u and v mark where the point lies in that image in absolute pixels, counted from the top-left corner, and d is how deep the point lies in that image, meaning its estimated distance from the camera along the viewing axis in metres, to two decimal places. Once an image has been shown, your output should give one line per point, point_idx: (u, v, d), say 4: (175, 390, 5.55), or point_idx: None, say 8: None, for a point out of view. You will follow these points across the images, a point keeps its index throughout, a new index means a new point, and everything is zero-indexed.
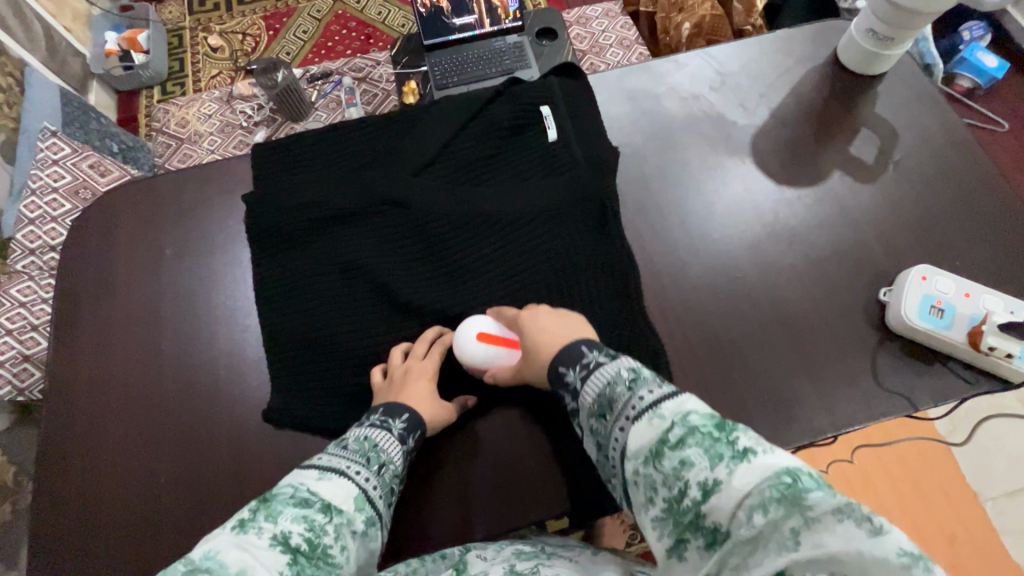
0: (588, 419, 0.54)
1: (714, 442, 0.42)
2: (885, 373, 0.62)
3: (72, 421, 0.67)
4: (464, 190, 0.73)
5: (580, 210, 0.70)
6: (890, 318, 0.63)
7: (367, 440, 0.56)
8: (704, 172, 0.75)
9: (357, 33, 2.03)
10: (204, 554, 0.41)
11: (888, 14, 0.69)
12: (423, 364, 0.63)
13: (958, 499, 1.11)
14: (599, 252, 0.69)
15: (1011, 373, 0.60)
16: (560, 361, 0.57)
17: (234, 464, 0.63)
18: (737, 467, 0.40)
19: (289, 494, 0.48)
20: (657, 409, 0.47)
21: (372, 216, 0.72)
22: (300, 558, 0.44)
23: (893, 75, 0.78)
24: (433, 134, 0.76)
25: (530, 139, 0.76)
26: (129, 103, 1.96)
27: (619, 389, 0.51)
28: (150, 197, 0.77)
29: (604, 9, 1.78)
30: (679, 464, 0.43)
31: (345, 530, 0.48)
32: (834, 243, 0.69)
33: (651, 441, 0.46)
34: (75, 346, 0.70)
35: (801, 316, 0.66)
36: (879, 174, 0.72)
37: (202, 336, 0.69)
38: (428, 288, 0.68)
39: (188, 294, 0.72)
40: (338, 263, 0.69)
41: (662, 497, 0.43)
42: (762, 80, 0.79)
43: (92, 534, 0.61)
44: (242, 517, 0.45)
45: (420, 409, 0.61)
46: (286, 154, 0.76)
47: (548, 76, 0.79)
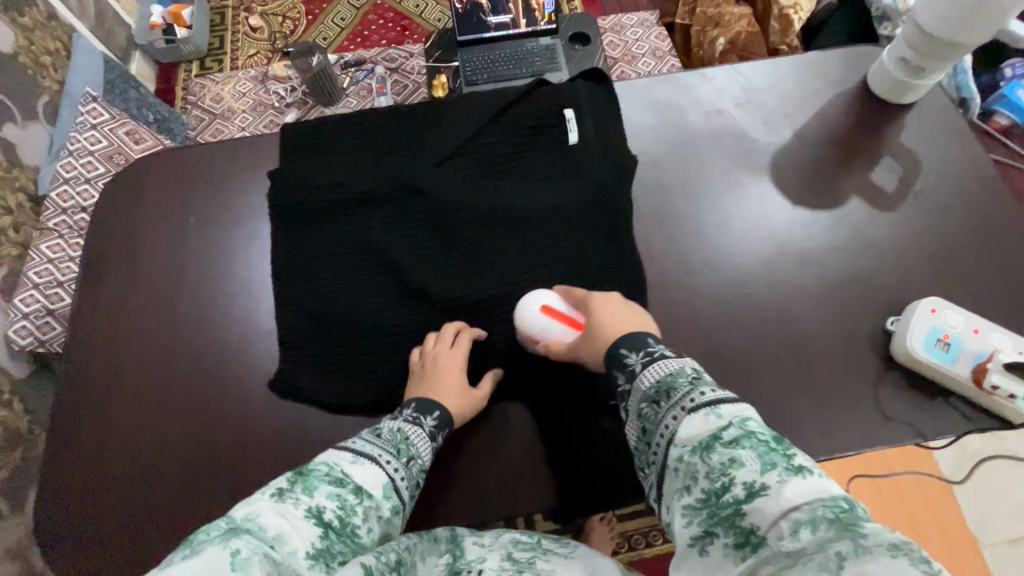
0: (639, 404, 0.53)
1: (770, 451, 0.41)
2: (884, 402, 0.62)
3: (87, 373, 0.69)
4: (485, 183, 0.74)
5: (594, 213, 0.71)
6: (894, 348, 0.63)
7: (399, 432, 0.57)
8: (721, 187, 0.75)
9: (393, 24, 2.06)
10: (245, 515, 0.42)
11: (921, 44, 0.68)
12: (452, 353, 0.64)
13: (955, 536, 1.09)
14: (609, 257, 0.69)
15: (1012, 414, 0.59)
16: (624, 343, 0.58)
17: (236, 430, 0.65)
18: (790, 478, 0.39)
19: (324, 472, 0.49)
20: (716, 407, 0.46)
21: (392, 203, 0.73)
22: (330, 533, 0.45)
23: (922, 104, 0.77)
24: (458, 128, 0.78)
25: (551, 140, 0.76)
26: (167, 75, 2.01)
27: (680, 380, 0.51)
28: (179, 166, 0.79)
29: (639, 18, 1.79)
30: (728, 461, 0.42)
31: (373, 513, 0.49)
32: (846, 269, 0.69)
33: (703, 433, 0.45)
34: (96, 303, 0.73)
35: (805, 338, 0.66)
36: (899, 203, 0.72)
37: (217, 304, 0.71)
38: (439, 278, 0.70)
39: (208, 261, 0.74)
40: (356, 246, 0.71)
41: (701, 488, 0.42)
42: (790, 100, 0.79)
43: (97, 482, 0.64)
44: (280, 486, 0.46)
45: (450, 406, 0.62)
46: (314, 136, 0.78)
47: (575, 79, 0.80)
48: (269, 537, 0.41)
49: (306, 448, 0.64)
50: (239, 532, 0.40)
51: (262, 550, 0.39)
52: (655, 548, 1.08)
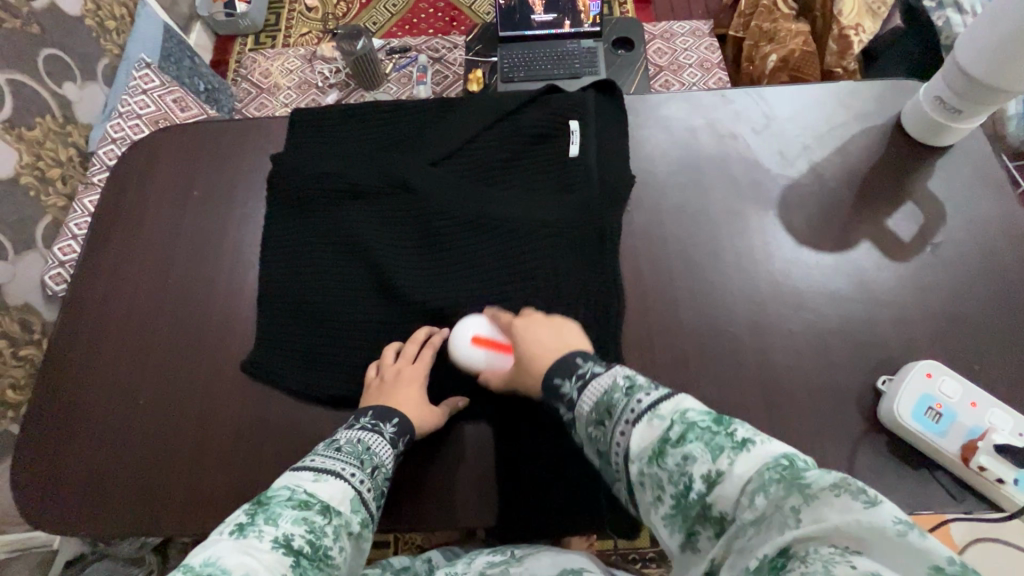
0: (586, 427, 0.51)
1: (714, 436, 0.41)
2: (862, 466, 0.58)
3: (82, 328, 0.73)
4: (476, 188, 0.73)
5: (580, 231, 0.69)
6: (881, 410, 0.59)
7: (360, 443, 0.57)
8: (723, 216, 0.71)
9: (442, 14, 2.08)
10: (205, 560, 0.41)
11: (960, 86, 0.63)
12: (414, 368, 0.64)
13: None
14: (591, 276, 0.68)
15: (999, 498, 0.55)
16: (555, 372, 0.56)
17: (206, 402, 0.67)
18: (740, 453, 0.39)
19: (286, 497, 0.48)
20: (656, 410, 0.45)
21: (380, 199, 0.74)
22: (303, 560, 0.44)
23: (958, 149, 0.71)
24: (457, 129, 0.77)
25: (550, 150, 0.75)
26: (224, 47, 2.10)
27: (616, 395, 0.49)
28: (192, 140, 0.82)
29: (692, 27, 1.74)
30: (682, 461, 0.41)
31: (343, 531, 0.49)
32: (843, 319, 0.65)
33: (652, 441, 0.43)
34: (99, 263, 0.76)
35: (785, 386, 0.62)
36: (914, 254, 0.67)
37: (205, 278, 0.74)
38: (417, 280, 0.70)
39: (205, 234, 0.76)
40: (340, 238, 0.72)
41: (669, 494, 0.41)
42: (810, 132, 0.74)
43: (76, 434, 0.68)
44: (239, 521, 0.45)
45: (411, 415, 0.61)
46: (319, 123, 0.80)
47: (587, 89, 0.78)
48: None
49: (267, 430, 0.65)
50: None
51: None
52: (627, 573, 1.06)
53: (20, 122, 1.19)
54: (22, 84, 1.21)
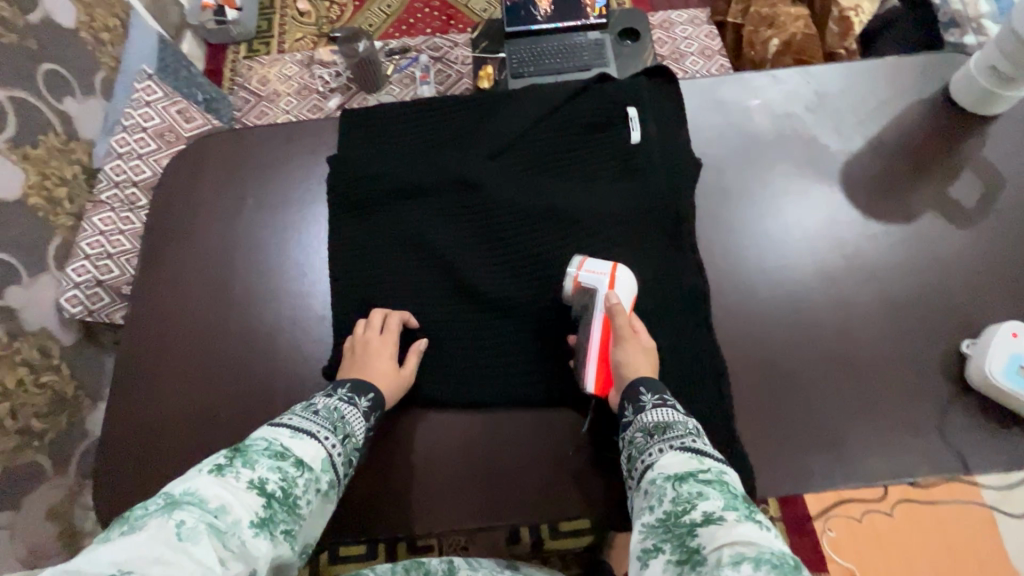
0: (633, 433, 0.55)
1: (738, 504, 0.44)
2: (953, 428, 0.60)
3: (144, 346, 0.71)
4: (540, 182, 0.73)
5: (654, 219, 0.69)
6: (970, 372, 0.60)
7: (336, 411, 0.57)
8: (787, 195, 0.72)
9: (438, 13, 2.06)
10: (184, 489, 0.42)
11: (1016, 53, 0.65)
12: (382, 341, 0.64)
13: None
14: (670, 261, 0.68)
15: None
16: (644, 382, 0.58)
17: (287, 412, 0.65)
18: (747, 520, 0.42)
19: (264, 446, 0.49)
20: (701, 457, 0.49)
21: (442, 198, 0.73)
22: (273, 504, 0.45)
23: (1008, 117, 0.73)
24: (512, 122, 0.76)
25: (611, 139, 0.75)
26: (216, 56, 2.05)
27: (677, 425, 0.54)
28: (238, 146, 0.79)
29: (689, 16, 1.75)
30: (695, 496, 0.45)
31: (312, 486, 0.49)
32: (919, 287, 0.66)
33: (681, 470, 0.48)
34: (155, 276, 0.74)
35: (871, 358, 0.63)
36: (978, 220, 0.68)
37: (268, 287, 0.72)
38: (493, 279, 0.69)
39: (264, 244, 0.74)
40: (408, 241, 0.71)
41: (665, 509, 0.45)
42: (864, 108, 0.76)
43: (153, 458, 0.65)
44: (218, 462, 0.46)
45: (382, 390, 0.62)
46: (369, 123, 0.78)
47: (638, 75, 0.78)
48: (211, 508, 0.41)
49: None
50: (181, 505, 0.41)
51: (206, 521, 0.40)
52: None
53: (25, 141, 1.15)
54: (24, 101, 1.16)
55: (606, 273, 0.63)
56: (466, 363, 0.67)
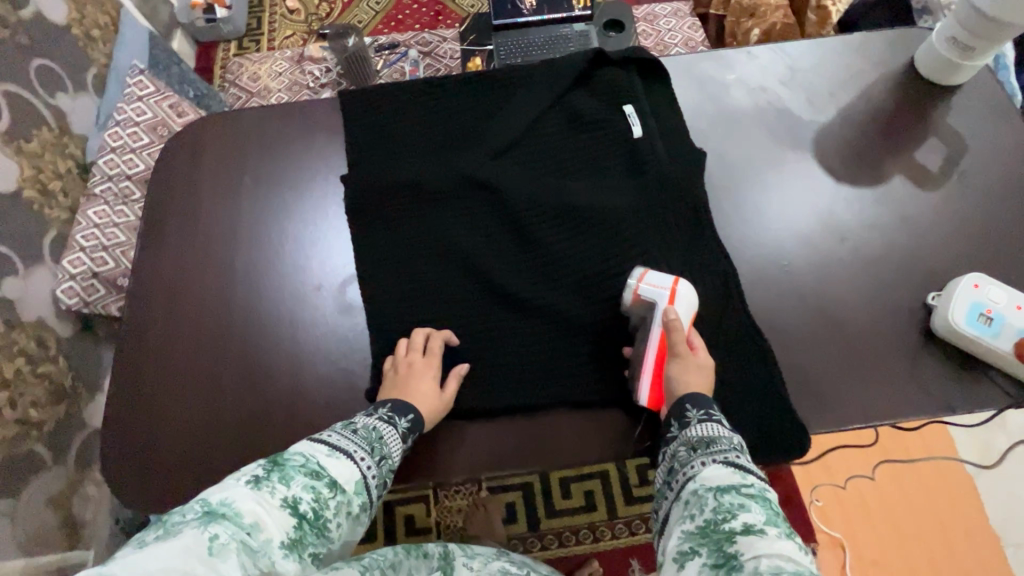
0: (676, 445, 0.58)
1: (777, 520, 0.48)
2: (921, 374, 0.63)
3: (147, 323, 0.71)
4: (554, 180, 0.75)
5: (666, 209, 0.72)
6: (936, 322, 0.64)
7: (374, 431, 0.59)
8: (764, 164, 0.76)
9: (427, 9, 2.09)
10: (221, 500, 0.46)
11: (974, 24, 0.69)
12: (428, 363, 0.65)
13: (970, 522, 1.21)
14: (669, 241, 0.71)
15: None
16: (690, 399, 0.60)
17: (290, 379, 0.67)
18: (786, 538, 0.46)
19: (300, 463, 0.52)
20: (744, 472, 0.53)
21: (462, 201, 0.74)
22: (304, 525, 0.48)
23: (969, 86, 0.77)
24: (516, 120, 0.78)
25: (612, 132, 0.77)
26: (206, 53, 2.06)
27: (723, 439, 0.56)
28: (236, 127, 0.81)
29: (673, 8, 1.80)
30: (738, 507, 0.49)
31: (343, 509, 0.52)
32: (888, 246, 0.70)
33: (724, 482, 0.52)
34: (156, 254, 0.75)
35: (843, 312, 0.67)
36: (943, 182, 0.72)
37: (278, 270, 0.73)
38: (519, 277, 0.70)
39: (274, 238, 0.75)
40: (432, 243, 0.72)
41: (706, 518, 0.50)
42: (833, 79, 0.80)
43: (172, 452, 0.65)
44: (257, 474, 0.49)
45: (426, 413, 0.63)
46: (373, 120, 0.80)
47: (630, 71, 0.82)
48: (246, 524, 0.44)
49: (354, 394, 0.67)
50: (217, 517, 0.44)
51: (239, 538, 0.43)
52: None
53: (19, 135, 1.16)
54: (17, 96, 1.18)
55: (666, 288, 0.64)
56: (460, 326, 0.69)
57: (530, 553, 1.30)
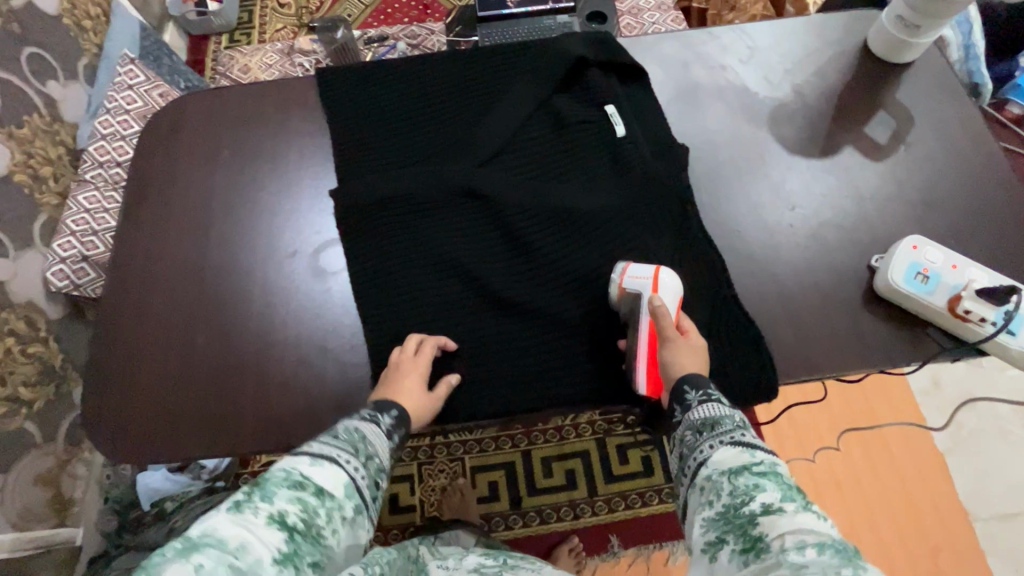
0: (682, 430, 0.58)
1: (793, 492, 0.47)
2: (864, 332, 0.67)
3: (127, 291, 0.74)
4: (542, 182, 0.76)
5: (652, 207, 0.73)
6: (878, 283, 0.67)
7: (356, 431, 0.57)
8: (721, 138, 0.79)
9: (416, 3, 2.13)
10: (201, 531, 0.44)
11: (916, 2, 0.72)
12: (415, 362, 0.65)
13: (933, 486, 1.26)
14: (648, 234, 0.72)
15: (974, 336, 0.64)
16: (687, 380, 0.60)
17: (263, 341, 0.70)
18: (806, 511, 0.45)
19: (282, 477, 0.49)
20: (753, 448, 0.52)
21: (457, 210, 0.75)
22: (295, 537, 0.46)
23: (918, 63, 0.80)
24: (504, 122, 0.78)
25: (598, 136, 0.77)
26: (198, 46, 2.09)
27: (726, 420, 0.56)
28: (215, 103, 0.84)
29: (656, 2, 1.83)
30: (754, 487, 0.48)
31: (336, 515, 0.50)
32: (836, 214, 0.73)
33: (736, 463, 0.51)
34: (136, 223, 0.77)
35: (792, 275, 0.70)
36: (890, 153, 0.76)
37: (258, 249, 0.75)
38: (516, 283, 0.71)
39: (256, 225, 0.76)
40: (430, 253, 0.72)
41: (724, 503, 0.49)
42: (790, 59, 0.83)
43: (155, 445, 0.67)
44: (236, 497, 0.47)
45: (409, 406, 0.63)
46: (359, 124, 0.80)
47: (611, 75, 0.82)
48: (231, 548, 0.43)
49: (326, 354, 0.70)
50: (199, 547, 0.42)
51: (224, 562, 0.42)
52: (647, 508, 1.33)
53: (9, 121, 1.19)
54: (9, 83, 1.20)
55: (648, 278, 0.65)
56: (427, 289, 0.71)
57: (512, 530, 1.33)
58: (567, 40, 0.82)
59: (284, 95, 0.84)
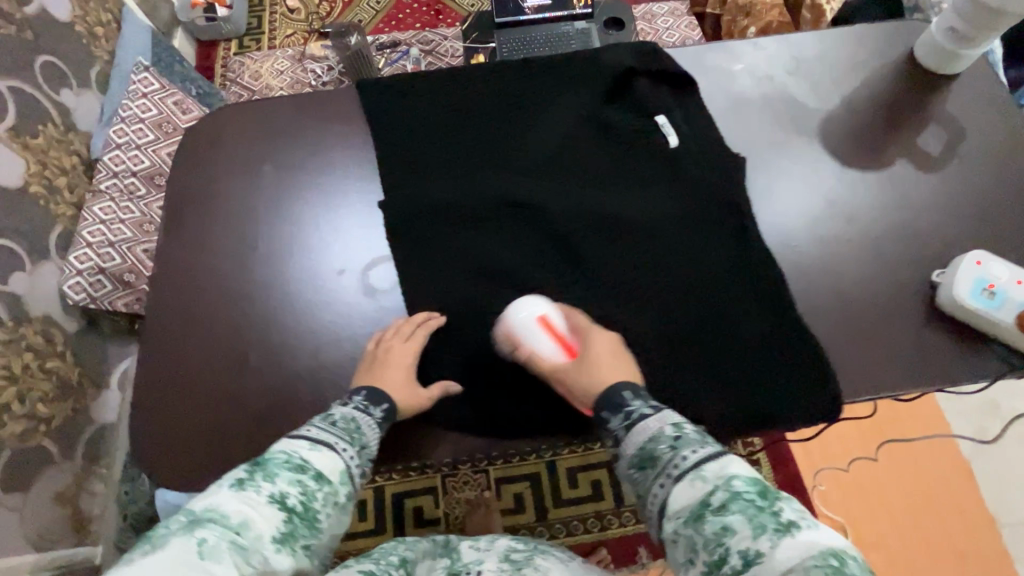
0: (628, 470, 0.55)
1: (758, 513, 0.45)
2: (928, 348, 0.66)
3: (173, 310, 0.72)
4: (595, 193, 0.75)
5: (707, 220, 0.72)
6: (941, 298, 0.67)
7: (353, 422, 0.60)
8: (772, 150, 0.78)
9: (427, 8, 2.11)
10: (205, 507, 0.45)
11: (971, 14, 0.71)
12: (407, 346, 0.66)
13: (960, 493, 1.25)
14: (704, 247, 0.71)
15: None
16: (603, 407, 0.59)
17: (316, 360, 0.68)
18: (779, 537, 0.43)
19: (283, 459, 0.52)
20: (700, 470, 0.49)
21: (507, 221, 0.73)
22: (294, 517, 0.48)
23: (967, 74, 0.80)
24: (552, 133, 0.78)
25: (650, 146, 0.77)
26: (207, 52, 2.07)
27: (660, 446, 0.53)
28: (253, 115, 0.83)
29: (671, 7, 1.82)
30: (721, 530, 0.45)
31: (331, 499, 0.53)
32: (892, 227, 0.73)
33: (693, 502, 0.48)
34: (178, 240, 0.76)
35: (851, 290, 0.70)
36: (943, 165, 0.75)
37: (306, 264, 0.73)
38: (572, 294, 0.70)
39: (302, 240, 0.75)
40: (481, 264, 0.71)
41: (703, 559, 0.46)
42: (836, 70, 0.82)
43: (210, 470, 0.65)
44: (239, 476, 0.49)
45: (397, 396, 0.64)
46: (404, 135, 0.78)
47: (659, 86, 0.81)
48: (235, 523, 0.44)
49: None
50: (205, 522, 0.43)
51: (229, 537, 0.43)
52: None
53: (24, 131, 1.15)
54: (24, 92, 1.17)
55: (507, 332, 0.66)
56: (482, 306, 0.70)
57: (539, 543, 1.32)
58: (615, 53, 0.82)
59: (326, 108, 0.82)
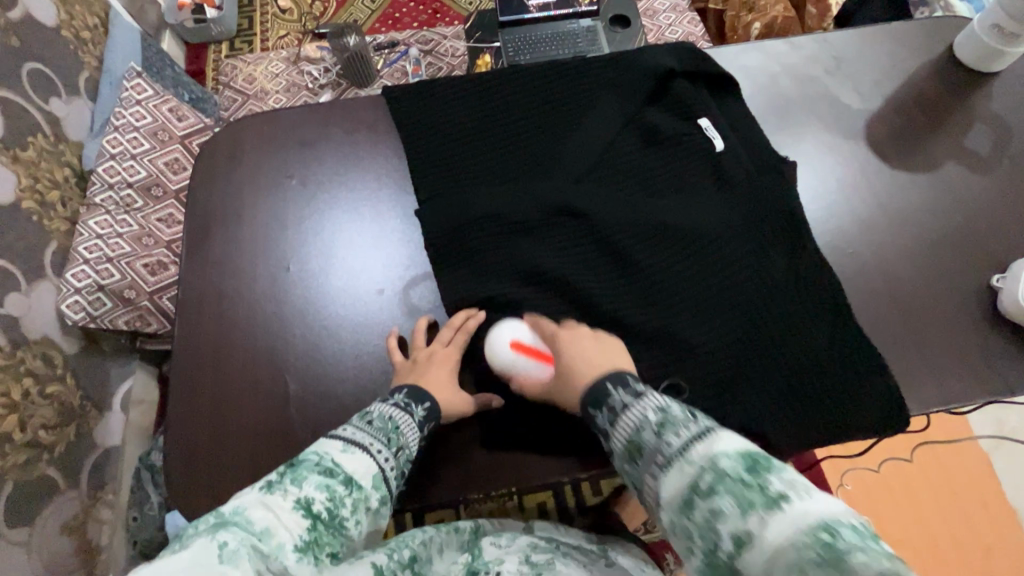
0: (621, 463, 0.54)
1: (747, 491, 0.43)
2: (993, 354, 0.65)
3: (204, 335, 0.68)
4: (641, 199, 0.72)
5: (760, 226, 0.70)
6: (1003, 303, 0.66)
7: (390, 420, 0.56)
8: (818, 153, 0.76)
9: (424, 7, 2.06)
10: (233, 508, 0.44)
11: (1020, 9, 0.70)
12: (448, 350, 0.63)
13: (983, 486, 1.25)
14: (759, 255, 0.69)
15: None
16: (589, 404, 0.57)
17: (362, 387, 0.65)
18: (769, 516, 0.41)
19: (314, 462, 0.50)
20: (687, 454, 0.48)
21: (554, 228, 0.70)
22: (319, 525, 0.46)
23: (1008, 71, 0.79)
24: (593, 139, 0.75)
25: (698, 150, 0.74)
26: (197, 55, 1.99)
27: (647, 433, 0.52)
28: (275, 126, 0.78)
29: (672, 3, 1.78)
30: (711, 515, 0.44)
31: (361, 505, 0.50)
32: (947, 230, 0.71)
33: (682, 489, 0.47)
34: (206, 260, 0.71)
35: (912, 296, 0.68)
36: (993, 165, 0.74)
37: (342, 282, 0.70)
38: (627, 303, 0.67)
39: (335, 256, 0.71)
40: (530, 274, 0.67)
41: (699, 548, 0.44)
42: (877, 68, 0.81)
43: None
44: (269, 479, 0.47)
45: (438, 398, 0.61)
46: (440, 142, 0.75)
47: (700, 88, 0.78)
48: (256, 530, 0.42)
49: None
50: (229, 524, 0.42)
51: (250, 542, 0.41)
52: None
53: (14, 142, 1.06)
54: (12, 101, 1.07)
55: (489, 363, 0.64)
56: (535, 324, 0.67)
57: None
58: (653, 54, 0.79)
59: (354, 118, 0.79)
